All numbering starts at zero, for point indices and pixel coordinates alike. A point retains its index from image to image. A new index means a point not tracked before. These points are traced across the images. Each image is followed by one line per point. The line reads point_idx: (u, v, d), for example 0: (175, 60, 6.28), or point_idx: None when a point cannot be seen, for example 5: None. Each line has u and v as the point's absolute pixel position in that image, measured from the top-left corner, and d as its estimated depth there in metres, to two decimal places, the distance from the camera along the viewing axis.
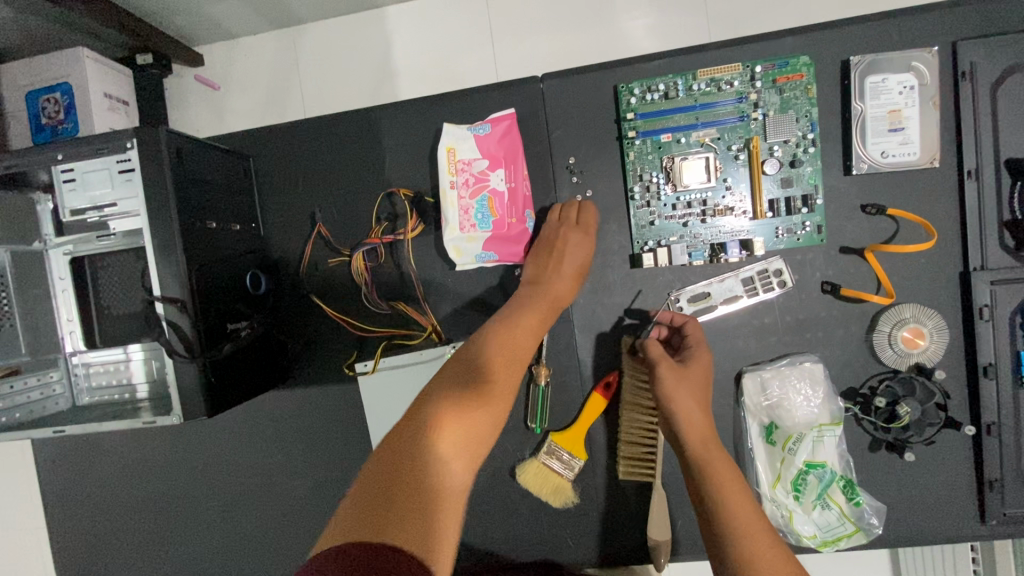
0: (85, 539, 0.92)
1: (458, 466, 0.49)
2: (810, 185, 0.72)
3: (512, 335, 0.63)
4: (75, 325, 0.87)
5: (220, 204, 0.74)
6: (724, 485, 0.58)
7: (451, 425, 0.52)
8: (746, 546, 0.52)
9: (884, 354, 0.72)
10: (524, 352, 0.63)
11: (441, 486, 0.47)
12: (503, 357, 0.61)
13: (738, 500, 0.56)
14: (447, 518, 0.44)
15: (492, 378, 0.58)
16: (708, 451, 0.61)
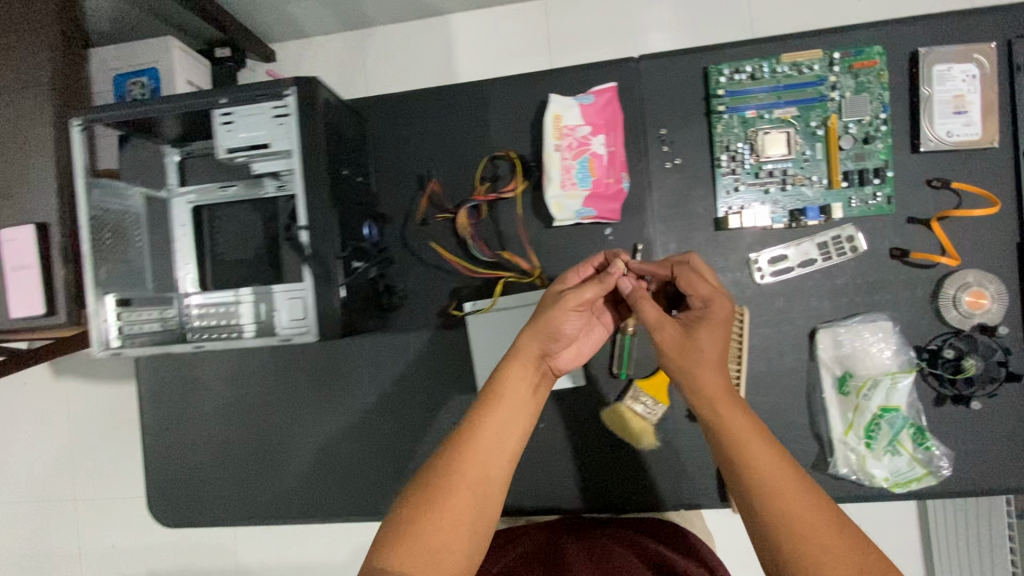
0: (180, 472, 0.98)
1: (450, 524, 0.55)
2: (882, 159, 0.80)
3: (502, 394, 0.63)
4: (190, 269, 0.94)
5: (348, 156, 0.82)
6: (753, 457, 0.54)
7: (436, 501, 0.55)
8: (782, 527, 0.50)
9: (948, 314, 0.79)
10: (513, 408, 0.62)
11: (438, 529, 0.54)
12: (490, 424, 0.61)
13: (776, 474, 0.53)
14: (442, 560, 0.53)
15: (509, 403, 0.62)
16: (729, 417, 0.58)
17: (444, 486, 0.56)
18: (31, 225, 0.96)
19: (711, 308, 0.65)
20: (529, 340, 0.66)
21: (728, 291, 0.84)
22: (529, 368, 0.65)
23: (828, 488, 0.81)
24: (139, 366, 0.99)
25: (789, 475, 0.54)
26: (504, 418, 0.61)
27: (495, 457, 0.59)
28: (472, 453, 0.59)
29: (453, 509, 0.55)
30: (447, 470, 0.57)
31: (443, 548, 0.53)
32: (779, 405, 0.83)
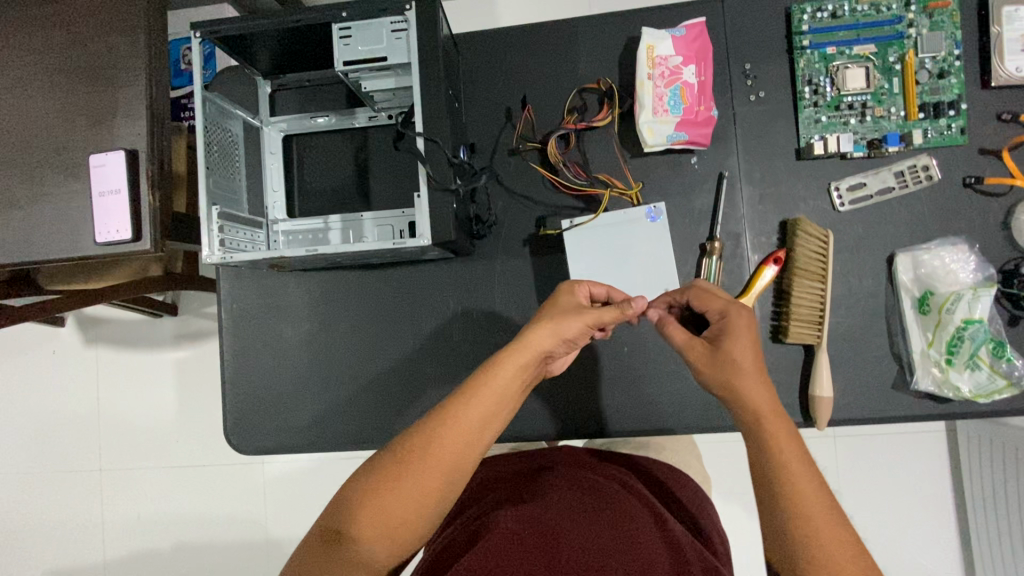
0: (258, 398, 0.98)
1: (413, 497, 0.60)
2: (956, 93, 0.85)
3: (482, 389, 0.66)
4: (279, 195, 0.96)
5: (450, 79, 0.86)
6: (794, 473, 0.58)
7: (404, 479, 0.60)
8: (802, 540, 0.55)
9: (1021, 239, 0.83)
10: (492, 406, 0.65)
11: (407, 493, 0.60)
12: (467, 415, 0.64)
13: (801, 496, 0.57)
14: (399, 521, 0.60)
15: (487, 391, 0.66)
16: (775, 430, 0.62)
17: (415, 464, 0.61)
18: (122, 150, 0.99)
19: (729, 321, 0.70)
20: (532, 340, 0.70)
21: (809, 217, 0.88)
22: (520, 368, 0.68)
23: (907, 404, 0.84)
24: (221, 292, 1.00)
25: (824, 496, 0.57)
26: (480, 413, 0.65)
27: (466, 444, 0.63)
28: (451, 434, 0.63)
29: (417, 484, 0.61)
30: (422, 452, 0.62)
31: (398, 518, 0.60)
32: (860, 325, 0.86)
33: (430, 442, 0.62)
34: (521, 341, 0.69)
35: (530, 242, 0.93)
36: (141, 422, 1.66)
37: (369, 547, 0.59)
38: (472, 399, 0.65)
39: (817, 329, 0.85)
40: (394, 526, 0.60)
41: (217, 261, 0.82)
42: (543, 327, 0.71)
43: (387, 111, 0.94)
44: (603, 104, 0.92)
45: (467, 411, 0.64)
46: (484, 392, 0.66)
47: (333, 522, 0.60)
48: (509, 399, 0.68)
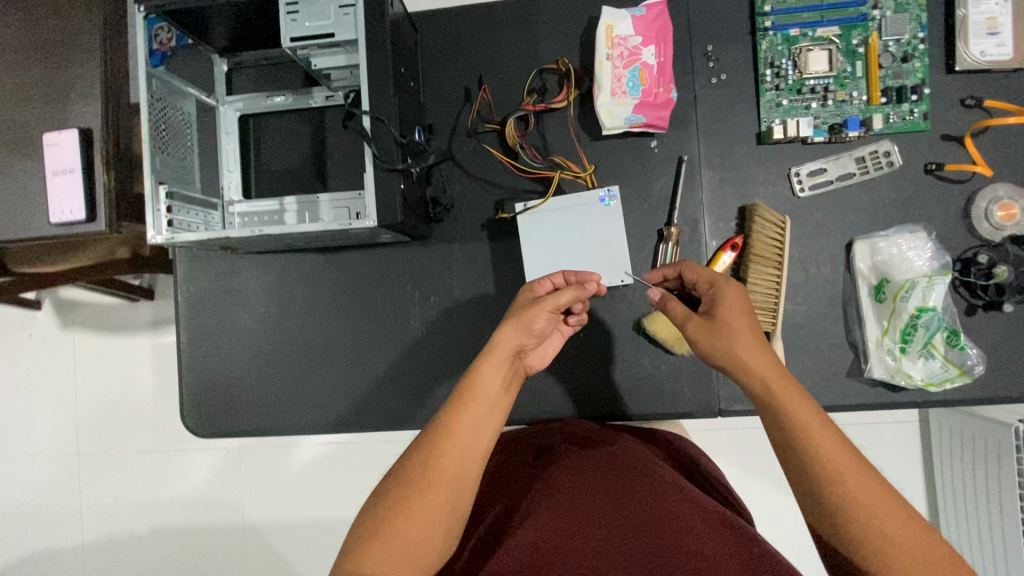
0: (217, 382, 0.98)
1: (425, 515, 0.59)
2: (919, 77, 0.84)
3: (468, 395, 0.68)
4: (234, 176, 0.95)
5: (403, 57, 0.84)
6: (817, 434, 0.57)
7: (410, 499, 0.60)
8: (837, 495, 0.54)
9: (980, 228, 0.82)
10: (478, 409, 0.67)
11: (417, 513, 0.59)
12: (458, 420, 0.66)
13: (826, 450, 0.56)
14: (417, 545, 0.58)
15: (478, 396, 0.68)
16: (792, 398, 0.60)
17: (418, 483, 0.61)
18: (76, 129, 0.97)
19: (718, 292, 0.70)
20: (504, 340, 0.71)
21: (768, 204, 0.87)
22: (499, 370, 0.70)
23: (862, 393, 0.84)
24: (179, 274, 0.99)
25: (852, 455, 0.56)
26: (470, 418, 0.66)
27: (466, 449, 0.64)
28: (450, 444, 0.64)
29: (427, 501, 0.60)
30: (421, 470, 0.62)
31: (412, 539, 0.58)
32: (817, 313, 0.85)
33: (430, 456, 0.63)
34: (501, 344, 0.71)
35: (488, 226, 0.92)
36: (113, 407, 1.62)
37: None
38: (467, 405, 0.67)
39: (771, 316, 0.84)
40: (413, 550, 0.57)
41: (163, 242, 0.80)
42: (513, 326, 0.72)
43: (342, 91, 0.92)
44: (562, 86, 0.90)
45: (463, 418, 0.66)
46: (475, 397, 0.68)
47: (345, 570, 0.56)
48: (502, 402, 0.69)
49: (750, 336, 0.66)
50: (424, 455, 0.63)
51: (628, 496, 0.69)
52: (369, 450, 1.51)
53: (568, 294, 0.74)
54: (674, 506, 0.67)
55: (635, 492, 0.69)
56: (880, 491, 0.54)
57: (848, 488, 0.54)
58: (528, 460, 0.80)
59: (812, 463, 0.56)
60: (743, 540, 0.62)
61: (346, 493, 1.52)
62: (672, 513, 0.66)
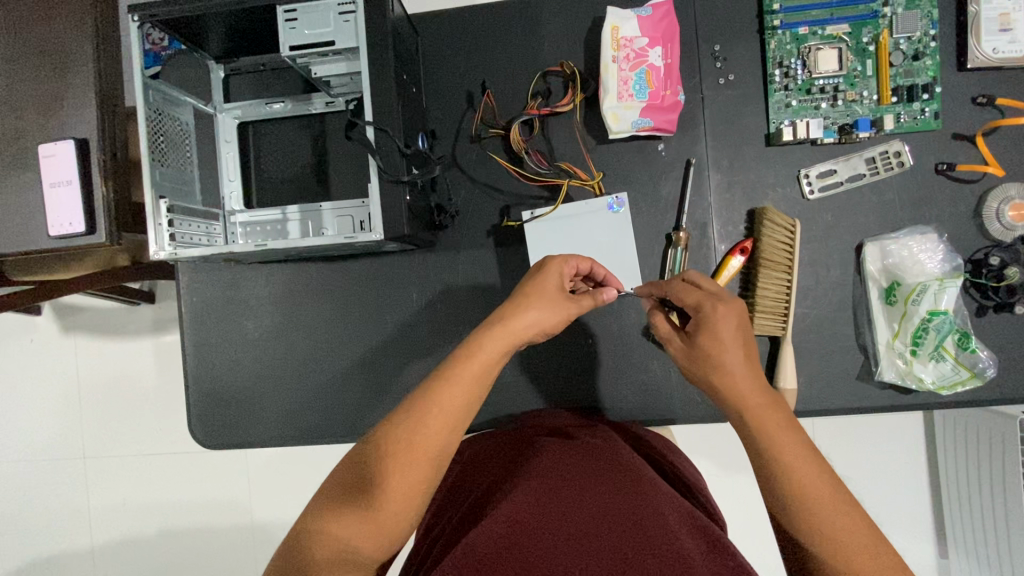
0: (223, 391, 0.97)
1: (400, 486, 0.58)
2: (930, 76, 0.82)
3: (462, 373, 0.63)
4: (235, 186, 0.93)
5: (405, 63, 0.83)
6: (787, 453, 0.57)
7: (389, 474, 0.58)
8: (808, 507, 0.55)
9: (991, 227, 0.81)
10: (471, 391, 0.62)
11: (390, 484, 0.58)
12: (449, 398, 0.61)
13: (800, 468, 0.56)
14: (386, 512, 0.58)
15: (471, 366, 0.63)
16: (768, 419, 0.60)
17: (399, 459, 0.58)
18: (72, 139, 0.95)
19: (703, 315, 0.67)
20: (518, 324, 0.67)
21: (777, 206, 0.86)
22: (495, 343, 0.65)
23: (872, 395, 0.84)
24: (182, 285, 0.98)
25: (840, 510, 0.55)
26: (462, 401, 0.62)
27: (453, 423, 0.61)
28: (436, 414, 0.60)
29: (405, 471, 0.58)
30: (402, 445, 0.59)
31: (388, 513, 0.58)
32: (827, 316, 0.85)
33: (415, 433, 0.59)
34: (500, 317, 0.67)
35: (494, 233, 0.90)
36: (118, 411, 1.62)
37: (355, 544, 0.57)
38: (457, 375, 0.63)
39: (781, 321, 0.83)
40: (383, 518, 0.58)
41: (165, 258, 0.78)
42: (528, 313, 0.68)
43: (343, 96, 0.90)
44: (567, 90, 0.88)
45: (454, 387, 0.62)
46: (468, 366, 0.63)
47: (316, 522, 0.58)
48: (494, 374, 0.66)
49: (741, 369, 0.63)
50: (410, 421, 0.60)
51: (613, 492, 0.67)
52: None
53: (587, 303, 0.72)
54: (655, 504, 0.65)
55: (620, 491, 0.67)
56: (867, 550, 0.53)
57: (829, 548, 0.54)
58: (514, 448, 0.80)
59: (793, 510, 0.55)
60: (721, 552, 0.60)
61: None
62: (653, 508, 0.64)
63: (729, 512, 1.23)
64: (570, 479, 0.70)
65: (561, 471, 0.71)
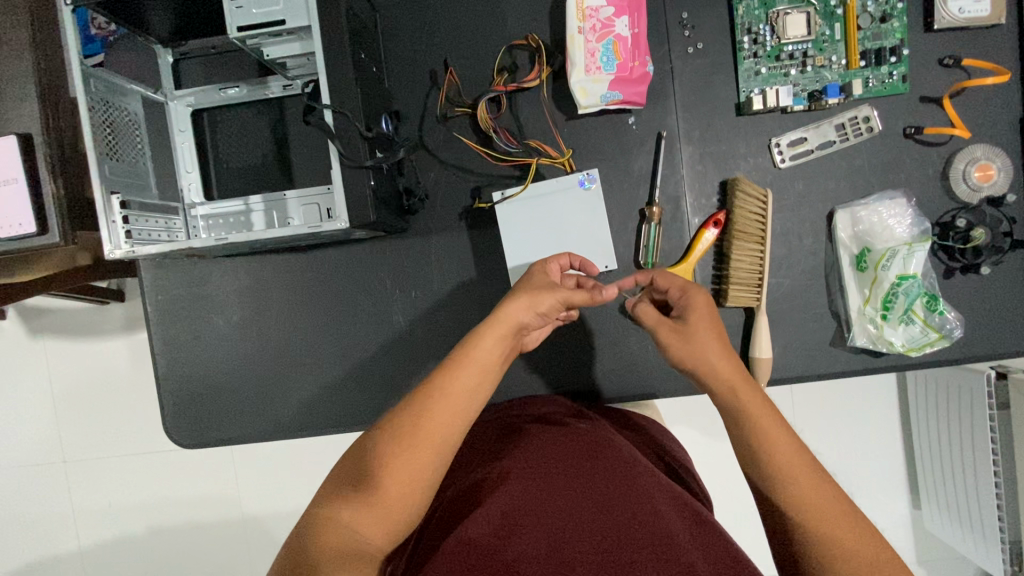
0: (197, 388, 0.95)
1: (407, 468, 0.60)
2: (897, 38, 0.82)
3: (467, 361, 0.66)
4: (194, 177, 0.89)
5: (364, 40, 0.79)
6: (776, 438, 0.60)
7: (399, 457, 0.60)
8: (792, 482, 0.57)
9: (957, 189, 0.82)
10: (477, 379, 0.65)
11: (396, 467, 0.59)
12: (456, 384, 0.64)
13: (789, 450, 0.59)
14: (392, 496, 0.58)
15: (473, 354, 0.66)
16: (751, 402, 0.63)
17: (409, 442, 0.61)
18: (14, 135, 0.89)
19: (690, 299, 0.71)
20: (507, 312, 0.68)
21: (750, 177, 0.85)
22: (498, 337, 0.67)
23: (844, 360, 0.85)
24: (146, 283, 0.94)
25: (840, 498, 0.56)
26: (469, 387, 0.65)
27: (458, 409, 0.64)
28: (443, 399, 0.64)
29: (413, 452, 0.60)
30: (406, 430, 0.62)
31: (397, 500, 0.59)
32: (800, 285, 0.85)
33: (423, 416, 0.62)
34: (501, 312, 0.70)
35: (466, 215, 0.88)
36: (95, 412, 1.58)
37: (362, 530, 0.56)
38: (462, 361, 0.66)
39: (756, 291, 0.84)
40: (389, 502, 0.58)
41: (122, 256, 0.75)
42: (519, 301, 0.69)
43: (300, 79, 0.86)
44: (534, 64, 0.86)
45: (457, 375, 0.65)
46: (470, 354, 0.66)
47: (323, 506, 0.58)
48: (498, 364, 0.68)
49: (729, 355, 0.67)
50: (419, 405, 0.63)
51: (607, 477, 0.67)
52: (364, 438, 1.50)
53: (582, 295, 0.71)
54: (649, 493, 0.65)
55: (614, 476, 0.67)
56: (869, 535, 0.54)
57: (825, 534, 0.54)
58: (503, 435, 0.79)
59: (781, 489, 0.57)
60: (715, 539, 0.61)
61: None
62: (648, 495, 0.65)
63: (712, 477, 1.26)
64: (564, 465, 0.69)
65: (551, 457, 0.71)
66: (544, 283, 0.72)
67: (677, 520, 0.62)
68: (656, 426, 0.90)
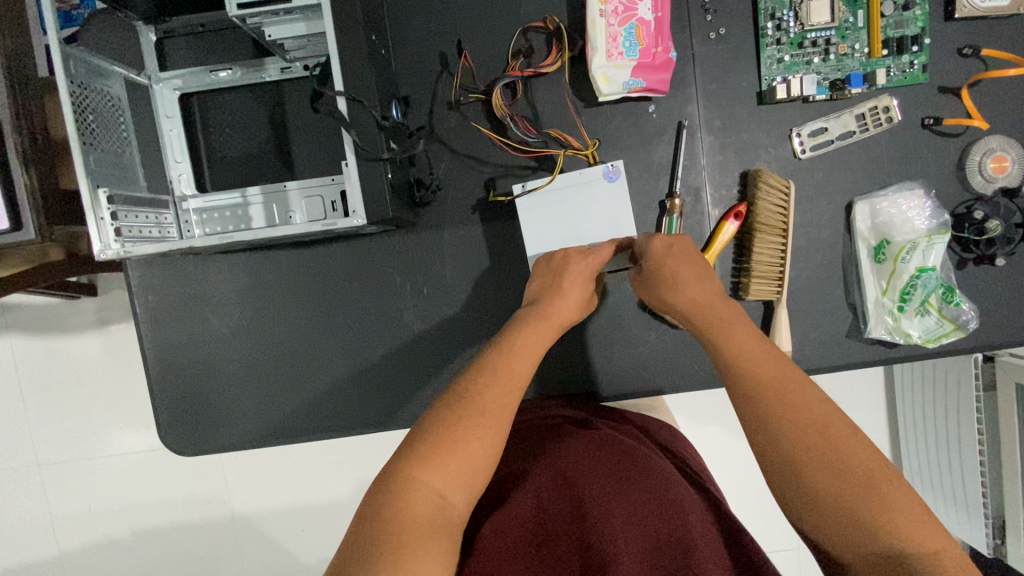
0: (192, 392, 0.89)
1: (480, 438, 0.61)
2: (919, 27, 0.81)
3: (523, 341, 0.70)
4: (184, 168, 0.83)
5: (373, 19, 0.74)
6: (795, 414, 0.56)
7: (471, 428, 0.61)
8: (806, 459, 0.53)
9: (974, 180, 0.82)
10: (532, 359, 0.69)
11: (471, 437, 0.61)
12: (517, 363, 0.67)
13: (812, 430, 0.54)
14: (468, 464, 0.60)
15: (524, 334, 0.71)
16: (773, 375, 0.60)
17: (480, 414, 0.62)
18: None
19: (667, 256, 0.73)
20: (557, 308, 0.74)
21: (770, 168, 0.84)
22: (546, 328, 0.72)
23: (859, 351, 0.85)
24: (133, 280, 0.88)
25: (854, 476, 0.51)
26: (527, 365, 0.68)
27: (519, 384, 0.67)
28: (505, 376, 0.66)
29: (485, 420, 0.62)
30: (473, 403, 0.63)
31: (475, 468, 0.60)
32: (818, 277, 0.85)
33: (489, 390, 0.64)
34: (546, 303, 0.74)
35: (480, 208, 0.85)
36: (73, 414, 1.49)
37: (443, 496, 0.57)
38: (513, 339, 0.70)
39: (776, 285, 0.83)
40: (466, 470, 0.59)
41: (114, 256, 0.69)
42: (561, 294, 0.75)
43: (301, 61, 0.80)
44: (550, 48, 0.81)
45: (516, 354, 0.68)
46: (521, 334, 0.71)
47: (400, 473, 0.58)
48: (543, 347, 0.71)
49: (737, 332, 0.65)
50: (485, 377, 0.65)
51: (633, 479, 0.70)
52: (362, 436, 1.46)
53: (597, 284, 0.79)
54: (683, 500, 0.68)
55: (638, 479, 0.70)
56: (890, 515, 0.48)
57: (825, 512, 0.51)
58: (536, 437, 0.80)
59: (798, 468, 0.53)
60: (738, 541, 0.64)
61: (341, 480, 1.47)
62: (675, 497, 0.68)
63: (715, 465, 1.28)
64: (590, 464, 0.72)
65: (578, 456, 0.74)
66: (580, 273, 0.76)
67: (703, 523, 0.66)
68: (658, 423, 0.90)
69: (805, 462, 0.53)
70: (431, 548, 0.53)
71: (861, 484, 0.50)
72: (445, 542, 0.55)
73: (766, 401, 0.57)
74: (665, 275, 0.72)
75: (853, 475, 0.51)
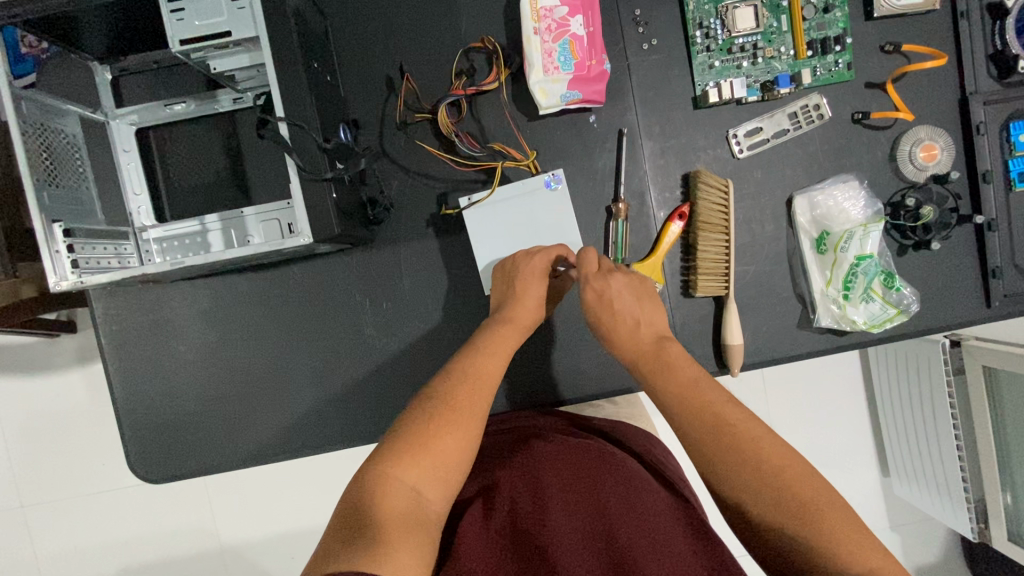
0: (160, 417, 0.90)
1: (456, 434, 0.64)
2: (840, 28, 0.85)
3: (494, 342, 0.74)
4: (143, 200, 0.85)
5: (316, 48, 0.77)
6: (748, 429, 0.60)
7: (447, 424, 0.64)
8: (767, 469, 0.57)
9: (906, 170, 0.85)
10: (503, 359, 0.73)
11: (446, 434, 0.63)
12: (486, 365, 0.71)
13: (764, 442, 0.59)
14: (444, 461, 0.62)
15: (490, 338, 0.74)
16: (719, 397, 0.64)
17: (457, 412, 0.65)
18: None
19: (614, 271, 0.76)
20: (519, 316, 0.77)
21: (710, 168, 0.87)
22: (510, 334, 0.75)
23: (810, 341, 0.87)
24: (99, 312, 0.90)
25: (789, 495, 0.55)
26: (499, 365, 0.72)
27: (490, 384, 0.70)
28: (476, 377, 0.69)
29: (460, 418, 0.65)
30: (445, 405, 0.66)
31: (449, 464, 0.63)
32: (765, 271, 0.88)
33: (463, 389, 0.68)
34: (512, 310, 0.78)
35: (433, 222, 0.87)
36: (53, 450, 1.48)
37: (420, 492, 0.60)
38: (479, 343, 0.74)
39: (723, 280, 0.85)
40: (442, 464, 0.62)
41: (70, 287, 0.69)
42: (524, 301, 0.78)
43: (251, 91, 0.84)
44: (491, 66, 0.85)
45: (485, 353, 0.72)
46: (486, 339, 0.74)
47: (379, 467, 0.60)
48: (509, 350, 0.74)
49: (678, 360, 0.70)
50: (458, 378, 0.69)
51: (607, 480, 0.69)
52: (344, 455, 1.46)
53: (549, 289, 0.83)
54: (652, 500, 0.68)
55: (613, 480, 0.69)
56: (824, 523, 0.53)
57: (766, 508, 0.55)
58: (509, 444, 0.79)
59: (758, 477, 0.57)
60: (705, 534, 0.65)
61: (325, 502, 1.47)
62: (644, 497, 0.68)
63: (691, 462, 1.29)
64: (564, 470, 0.70)
65: (550, 461, 0.71)
66: (533, 279, 0.79)
67: (675, 527, 0.66)
68: (626, 424, 0.90)
69: (747, 489, 0.57)
70: (407, 540, 0.54)
71: (795, 505, 0.54)
72: (422, 535, 0.56)
73: (708, 434, 0.61)
74: (606, 302, 0.75)
75: (788, 497, 0.55)
